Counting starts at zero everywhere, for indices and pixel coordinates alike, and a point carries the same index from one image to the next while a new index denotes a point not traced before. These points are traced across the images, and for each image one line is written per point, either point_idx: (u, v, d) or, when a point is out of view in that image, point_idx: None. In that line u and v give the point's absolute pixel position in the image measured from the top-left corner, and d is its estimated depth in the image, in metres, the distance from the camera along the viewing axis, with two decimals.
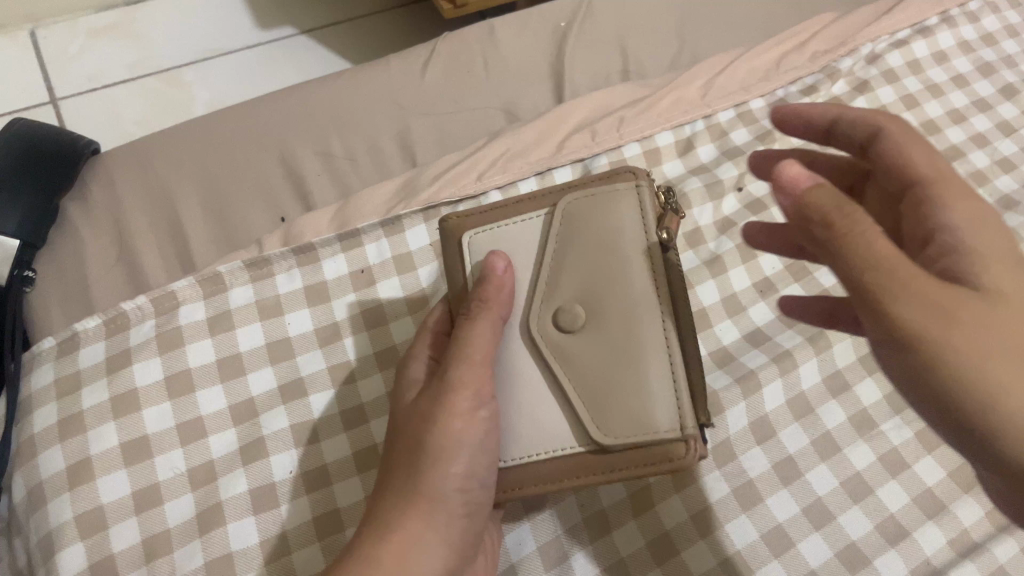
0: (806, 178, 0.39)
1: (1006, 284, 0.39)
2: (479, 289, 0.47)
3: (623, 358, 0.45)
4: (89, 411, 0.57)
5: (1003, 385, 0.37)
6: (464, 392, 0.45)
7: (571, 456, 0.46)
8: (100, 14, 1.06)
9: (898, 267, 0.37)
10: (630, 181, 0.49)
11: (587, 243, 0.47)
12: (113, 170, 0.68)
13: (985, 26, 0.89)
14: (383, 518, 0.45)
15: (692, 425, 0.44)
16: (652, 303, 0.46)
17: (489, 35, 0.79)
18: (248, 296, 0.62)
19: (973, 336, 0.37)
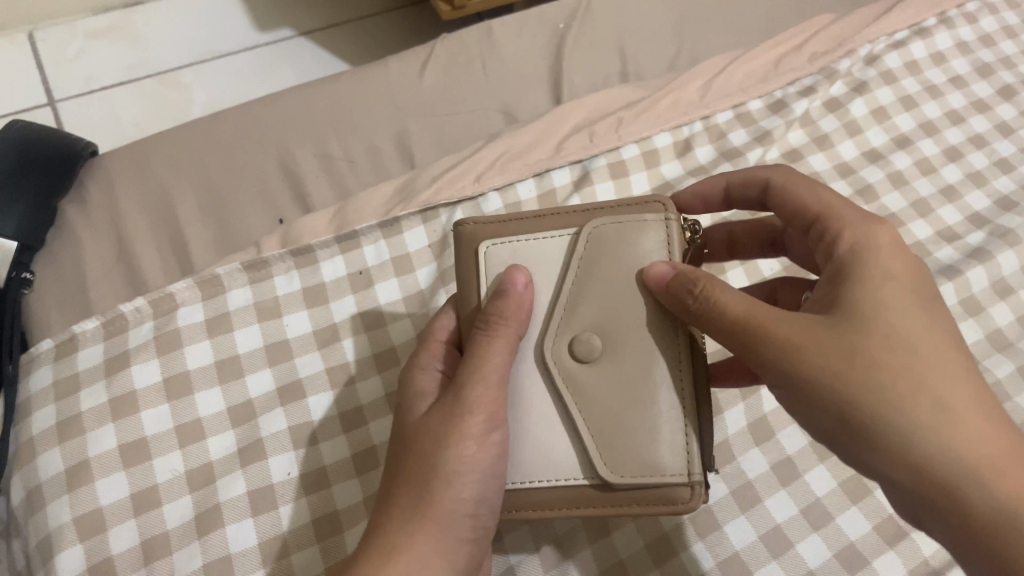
0: (667, 271, 0.45)
1: (870, 303, 0.43)
2: (498, 303, 0.46)
3: (636, 397, 0.45)
4: (88, 413, 0.57)
5: (856, 401, 0.41)
6: (478, 412, 0.45)
7: (573, 490, 0.46)
8: (99, 17, 1.06)
9: (749, 321, 0.43)
10: (660, 213, 0.48)
11: (612, 274, 0.47)
12: (111, 172, 0.68)
13: (983, 27, 0.89)
14: (390, 538, 0.44)
15: (700, 471, 0.45)
16: (672, 343, 0.46)
17: (487, 36, 0.80)
18: (247, 297, 0.62)
19: (826, 364, 0.42)
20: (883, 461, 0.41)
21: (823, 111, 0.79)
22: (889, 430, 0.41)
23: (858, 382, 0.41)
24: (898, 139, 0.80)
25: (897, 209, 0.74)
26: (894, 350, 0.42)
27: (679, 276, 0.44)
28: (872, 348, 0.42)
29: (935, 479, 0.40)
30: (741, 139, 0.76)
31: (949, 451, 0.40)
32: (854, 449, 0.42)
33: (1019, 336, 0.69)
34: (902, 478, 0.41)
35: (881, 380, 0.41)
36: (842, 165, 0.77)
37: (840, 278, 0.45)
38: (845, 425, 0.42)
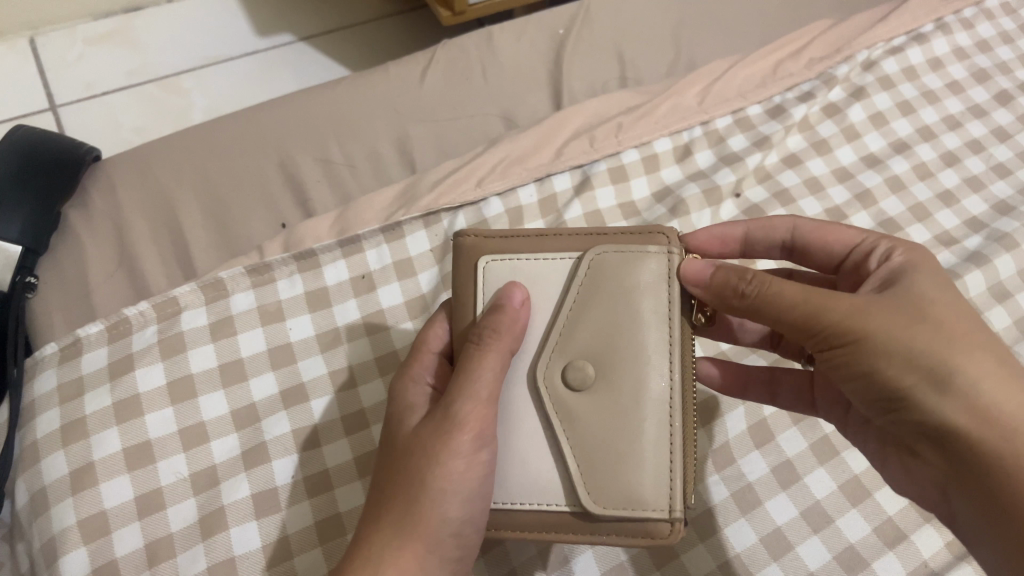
0: (707, 268, 0.47)
1: (925, 285, 0.47)
2: (491, 319, 0.46)
3: (627, 424, 0.46)
4: (92, 416, 0.57)
5: (926, 351, 0.43)
6: (467, 432, 0.45)
7: (553, 516, 0.46)
8: (99, 22, 1.07)
9: (814, 293, 0.45)
10: (663, 246, 0.48)
11: (609, 302, 0.47)
12: (114, 177, 0.68)
13: (980, 33, 0.90)
14: (376, 554, 0.44)
15: (681, 508, 0.45)
16: (664, 375, 0.46)
17: (487, 42, 0.80)
18: (250, 301, 0.63)
19: (893, 320, 0.44)
20: (951, 410, 0.43)
21: (820, 117, 0.80)
22: (961, 379, 0.43)
23: (929, 336, 0.44)
24: (895, 144, 0.80)
25: (895, 214, 0.75)
26: (953, 317, 0.45)
27: (723, 270, 0.47)
28: (936, 312, 0.45)
29: (1004, 426, 0.42)
30: (740, 144, 0.77)
31: (1008, 403, 0.42)
32: (923, 399, 0.44)
33: (1015, 339, 0.70)
34: (972, 425, 0.43)
35: (950, 337, 0.44)
36: (840, 170, 0.78)
37: (890, 273, 0.49)
38: (917, 375, 0.43)
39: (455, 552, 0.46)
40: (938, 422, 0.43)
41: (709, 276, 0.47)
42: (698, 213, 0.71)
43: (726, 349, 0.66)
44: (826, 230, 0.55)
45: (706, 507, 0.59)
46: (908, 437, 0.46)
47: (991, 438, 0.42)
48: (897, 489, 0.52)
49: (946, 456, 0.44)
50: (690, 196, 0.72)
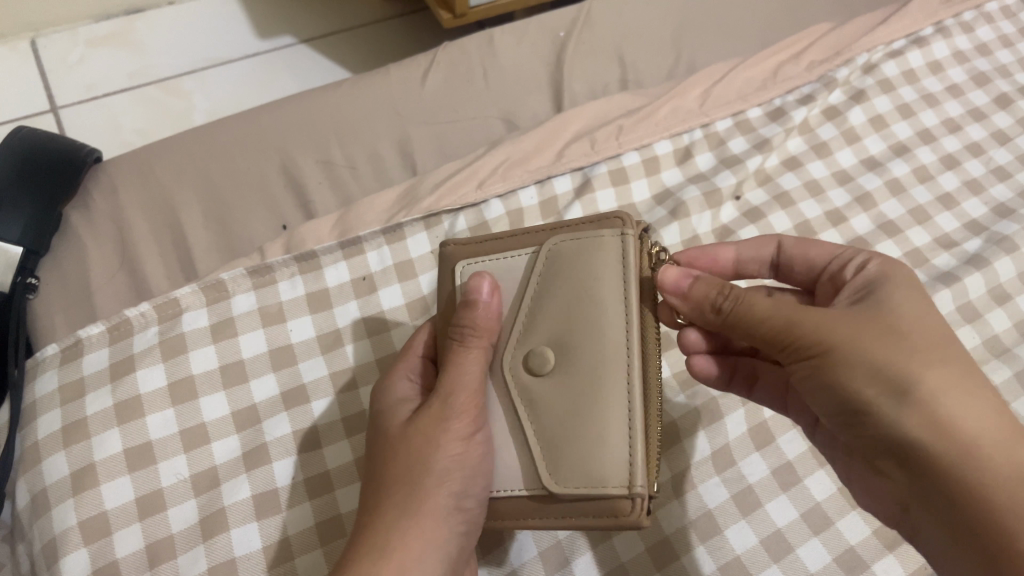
0: (685, 279, 0.49)
1: (900, 301, 0.46)
2: (467, 316, 0.48)
3: (587, 405, 0.46)
4: (93, 418, 0.57)
5: (888, 364, 0.43)
6: (463, 418, 0.47)
7: (524, 502, 0.47)
8: (100, 24, 1.07)
9: (786, 308, 0.46)
10: (617, 229, 0.49)
11: (568, 288, 0.48)
12: (115, 178, 0.68)
13: (980, 36, 0.91)
14: (383, 536, 0.45)
15: (643, 484, 0.44)
16: (622, 351, 0.46)
17: (488, 45, 0.80)
18: (251, 303, 0.63)
19: (860, 333, 0.44)
20: (910, 424, 0.43)
21: (820, 119, 0.80)
22: (923, 392, 0.42)
23: (895, 349, 0.43)
24: (895, 147, 0.80)
25: (895, 216, 0.75)
26: (923, 333, 0.45)
27: (703, 281, 0.49)
28: (906, 327, 0.45)
29: (960, 442, 0.42)
30: (740, 147, 0.77)
31: (968, 421, 0.42)
32: (884, 411, 0.43)
33: (1015, 342, 0.70)
34: (930, 439, 0.42)
35: (917, 351, 0.44)
36: (840, 173, 0.78)
37: (864, 287, 0.49)
38: (880, 387, 0.43)
39: (462, 528, 0.47)
40: (898, 435, 0.43)
41: (688, 288, 0.49)
42: (698, 216, 0.71)
43: None
44: (807, 249, 0.56)
45: (706, 508, 0.59)
46: (871, 451, 0.45)
47: (946, 453, 0.42)
48: (861, 502, 0.51)
49: (908, 473, 0.44)
50: (690, 198, 0.72)
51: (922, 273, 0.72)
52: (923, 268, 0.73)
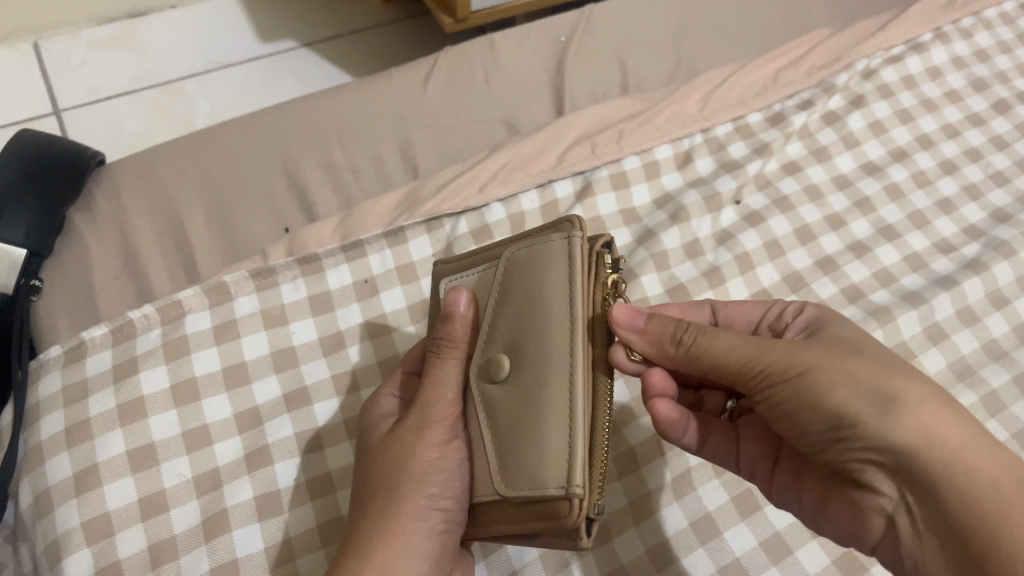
0: (637, 316, 0.47)
1: (850, 334, 0.49)
2: (444, 328, 0.49)
3: (534, 408, 0.44)
4: (97, 418, 0.57)
5: (866, 379, 0.44)
6: (439, 426, 0.49)
7: (493, 510, 0.47)
8: (102, 27, 1.08)
9: (749, 338, 0.47)
10: (565, 231, 0.47)
11: (522, 294, 0.47)
12: (119, 182, 0.69)
13: (978, 42, 0.91)
14: (366, 538, 0.48)
15: (580, 484, 0.42)
16: (566, 352, 0.44)
17: (489, 50, 0.81)
18: (254, 305, 0.63)
19: (829, 355, 0.45)
20: (898, 433, 0.42)
21: (820, 124, 0.80)
22: (906, 401, 0.43)
23: (870, 365, 0.44)
24: (894, 152, 0.81)
25: (894, 221, 0.76)
26: (885, 354, 0.46)
27: (657, 319, 0.47)
28: (868, 350, 0.46)
29: (950, 445, 0.41)
30: (740, 152, 0.77)
31: (953, 425, 0.42)
32: (871, 421, 0.43)
33: (1014, 346, 0.70)
34: (920, 444, 0.42)
35: (890, 366, 0.45)
36: (840, 178, 0.78)
37: (810, 325, 0.51)
38: (863, 399, 0.43)
39: (441, 527, 0.49)
40: (887, 446, 0.43)
41: (642, 324, 0.47)
42: (698, 220, 0.72)
43: None
44: (742, 306, 0.56)
45: (705, 510, 0.59)
46: (856, 471, 0.45)
47: (936, 457, 0.41)
48: (835, 540, 0.49)
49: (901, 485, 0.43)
50: (690, 203, 0.72)
51: (921, 278, 0.73)
52: (922, 272, 0.73)
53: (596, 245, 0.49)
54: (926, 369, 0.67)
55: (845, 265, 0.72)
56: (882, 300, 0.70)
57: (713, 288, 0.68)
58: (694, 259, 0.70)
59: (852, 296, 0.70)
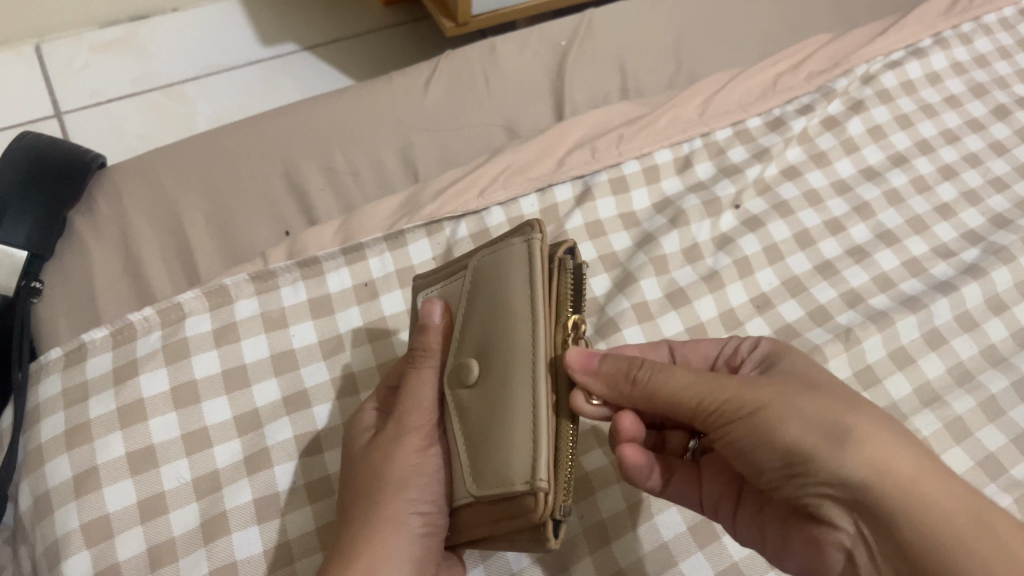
0: (590, 358, 0.46)
1: (806, 369, 0.48)
2: (421, 339, 0.51)
3: (501, 411, 0.44)
4: (96, 420, 0.57)
5: (818, 414, 0.43)
6: (417, 432, 0.50)
7: (473, 511, 0.47)
8: (104, 30, 1.08)
9: (703, 376, 0.47)
10: (524, 235, 0.48)
11: (488, 300, 0.48)
12: (120, 185, 0.69)
13: (978, 48, 0.91)
14: (349, 543, 0.48)
15: (545, 479, 0.42)
16: (529, 354, 0.44)
17: (490, 54, 0.81)
18: (254, 308, 0.63)
19: (783, 391, 0.45)
20: (850, 466, 0.41)
21: (819, 129, 0.81)
22: (859, 434, 0.42)
23: (823, 401, 0.44)
24: (893, 157, 0.81)
25: (893, 226, 0.76)
26: (839, 390, 0.46)
27: (610, 359, 0.46)
28: (822, 386, 0.46)
29: (903, 477, 0.40)
30: (740, 156, 0.78)
31: (906, 458, 0.41)
32: (823, 456, 0.42)
33: (1012, 350, 0.70)
34: (875, 478, 0.41)
35: (845, 402, 0.44)
36: (839, 183, 0.78)
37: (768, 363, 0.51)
38: (817, 434, 0.43)
39: (421, 531, 0.49)
40: (841, 480, 0.42)
41: (596, 366, 0.46)
42: (697, 224, 0.72)
43: None
44: (698, 343, 0.55)
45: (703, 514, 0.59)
46: (813, 508, 0.44)
47: (889, 490, 0.40)
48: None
49: (859, 520, 0.42)
50: (689, 207, 0.73)
51: (919, 283, 0.73)
52: (921, 277, 0.73)
53: (558, 250, 0.48)
54: (924, 374, 0.67)
55: (845, 270, 0.72)
56: (880, 306, 0.70)
57: (711, 293, 0.69)
58: (693, 264, 0.71)
59: (851, 301, 0.70)
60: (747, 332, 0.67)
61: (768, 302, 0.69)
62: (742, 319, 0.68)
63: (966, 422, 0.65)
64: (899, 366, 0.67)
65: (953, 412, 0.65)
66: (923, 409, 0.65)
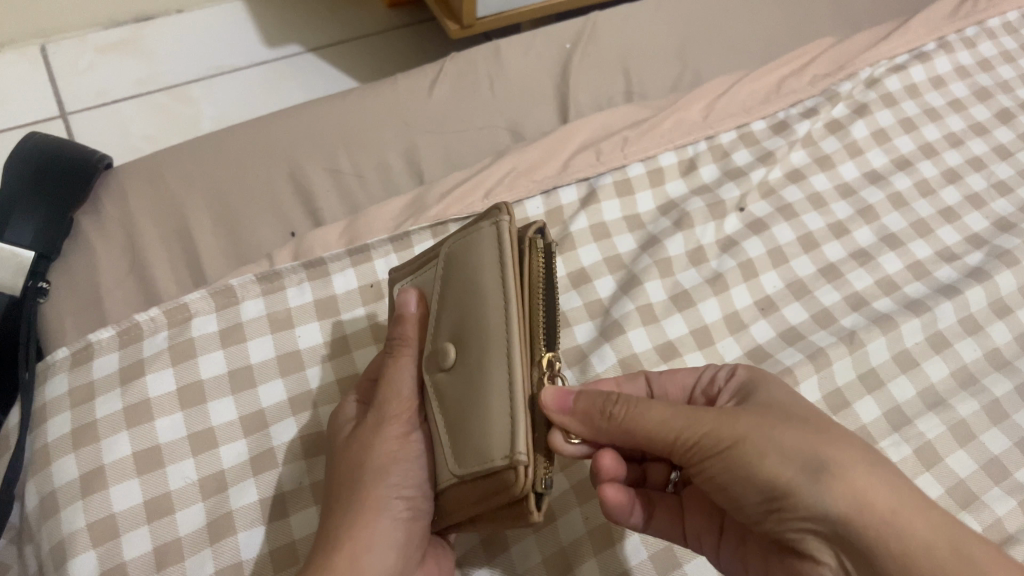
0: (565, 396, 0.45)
1: (780, 399, 0.48)
2: (398, 329, 0.51)
3: (478, 389, 0.45)
4: (103, 420, 0.57)
5: (795, 446, 0.43)
6: (396, 420, 0.51)
7: (457, 493, 0.47)
8: (109, 31, 1.09)
9: (678, 411, 0.46)
10: (493, 217, 0.48)
11: (460, 283, 0.49)
12: (126, 185, 0.69)
13: (982, 52, 0.91)
14: (333, 531, 0.49)
15: (524, 453, 0.42)
16: (502, 331, 0.45)
17: (495, 57, 0.81)
18: (260, 309, 0.63)
19: (758, 423, 0.45)
20: (830, 500, 0.41)
21: (824, 132, 0.81)
22: (837, 467, 0.42)
23: (800, 433, 0.44)
24: (898, 161, 0.81)
25: (897, 229, 0.76)
26: (813, 419, 0.45)
27: (585, 396, 0.46)
28: (795, 415, 0.46)
29: (881, 510, 0.40)
30: (744, 159, 0.78)
31: (883, 489, 0.41)
32: (802, 490, 0.42)
33: (1016, 354, 0.70)
34: (853, 512, 0.41)
35: (821, 432, 0.44)
36: (843, 186, 0.78)
37: (741, 390, 0.50)
38: (795, 468, 0.42)
39: (406, 515, 0.50)
40: (821, 515, 0.41)
41: (572, 405, 0.45)
42: (701, 227, 0.72)
43: (731, 360, 0.66)
44: (674, 372, 0.54)
45: None
46: (794, 542, 0.43)
47: (869, 523, 0.40)
48: None
49: (841, 552, 0.42)
50: (694, 210, 0.73)
51: (924, 286, 0.73)
52: (925, 280, 0.73)
53: (528, 232, 0.49)
54: (928, 378, 0.67)
55: (848, 273, 0.72)
56: (884, 309, 0.71)
57: (716, 295, 0.69)
58: (698, 266, 0.71)
59: (854, 305, 0.71)
60: (751, 335, 0.68)
61: (772, 305, 0.70)
62: (746, 321, 0.68)
63: (970, 425, 0.65)
64: (903, 369, 0.67)
65: (957, 416, 0.65)
66: (927, 412, 0.65)
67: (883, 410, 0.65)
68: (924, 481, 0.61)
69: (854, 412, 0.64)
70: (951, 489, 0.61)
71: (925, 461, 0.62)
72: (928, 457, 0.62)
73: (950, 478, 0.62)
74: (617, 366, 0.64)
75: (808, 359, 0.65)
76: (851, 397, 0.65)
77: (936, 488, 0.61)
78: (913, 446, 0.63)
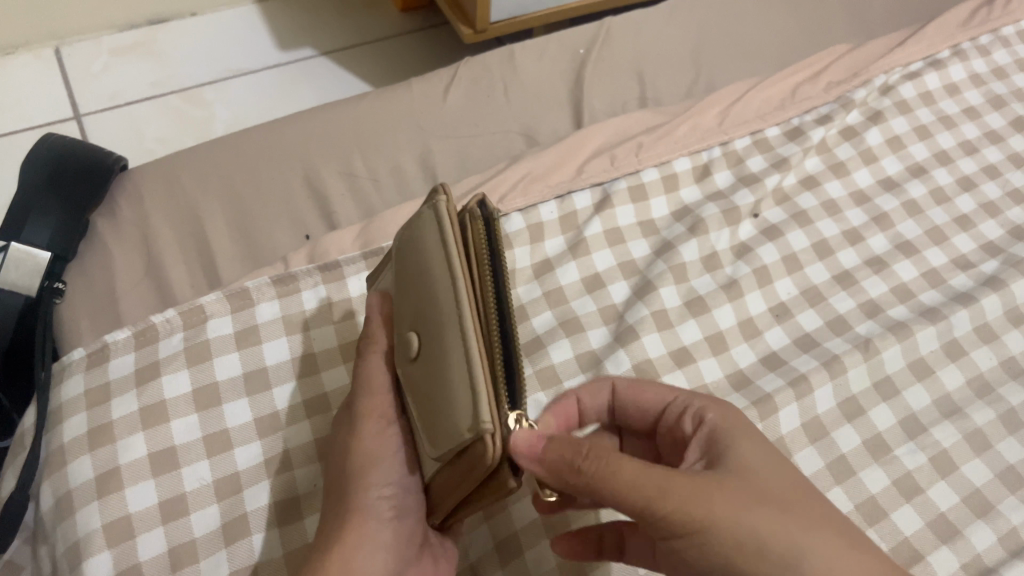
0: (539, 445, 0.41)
1: (749, 461, 0.46)
2: (368, 331, 0.53)
3: (439, 369, 0.43)
4: (119, 421, 0.57)
5: (769, 532, 0.42)
6: (371, 417, 0.50)
7: (442, 481, 0.46)
8: (123, 34, 1.09)
9: (651, 475, 0.42)
10: (432, 202, 0.47)
11: (415, 273, 0.48)
12: (141, 187, 0.69)
13: (997, 60, 0.91)
14: (324, 537, 0.49)
15: (488, 420, 0.40)
16: (450, 307, 0.43)
17: (509, 62, 0.82)
18: (275, 311, 0.63)
19: (732, 500, 0.43)
20: None
21: (838, 139, 0.81)
22: (808, 557, 0.42)
23: (774, 517, 0.43)
24: (912, 168, 0.81)
25: (912, 237, 0.76)
26: (784, 495, 0.44)
27: (557, 443, 0.42)
28: (768, 488, 0.44)
29: None
30: (758, 164, 0.78)
31: None
32: None
33: None
34: None
35: (794, 517, 0.43)
36: (857, 193, 0.78)
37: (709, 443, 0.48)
38: (768, 557, 0.42)
39: (391, 515, 0.50)
40: None
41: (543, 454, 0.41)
42: (715, 233, 0.72)
43: (745, 366, 0.66)
44: (641, 391, 0.54)
45: None
46: None
47: None
48: None
49: None
50: (709, 216, 0.73)
51: (939, 293, 0.73)
52: (941, 288, 0.73)
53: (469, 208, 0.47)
54: (943, 385, 0.67)
55: (863, 280, 0.72)
56: (900, 316, 0.70)
57: (730, 302, 0.69)
58: (712, 273, 0.71)
59: (869, 312, 0.70)
60: (766, 342, 0.68)
61: (787, 312, 0.69)
62: (760, 327, 0.68)
63: (986, 434, 0.64)
64: (918, 377, 0.67)
65: (973, 424, 0.65)
66: (942, 420, 0.65)
67: (897, 418, 0.64)
68: (939, 489, 0.61)
69: (868, 420, 0.64)
70: (965, 497, 0.61)
71: (940, 470, 0.62)
72: (943, 465, 0.62)
73: (965, 487, 0.61)
74: (632, 371, 0.63)
75: (824, 366, 0.65)
76: (865, 405, 0.65)
77: (952, 497, 0.61)
78: (928, 454, 0.62)
